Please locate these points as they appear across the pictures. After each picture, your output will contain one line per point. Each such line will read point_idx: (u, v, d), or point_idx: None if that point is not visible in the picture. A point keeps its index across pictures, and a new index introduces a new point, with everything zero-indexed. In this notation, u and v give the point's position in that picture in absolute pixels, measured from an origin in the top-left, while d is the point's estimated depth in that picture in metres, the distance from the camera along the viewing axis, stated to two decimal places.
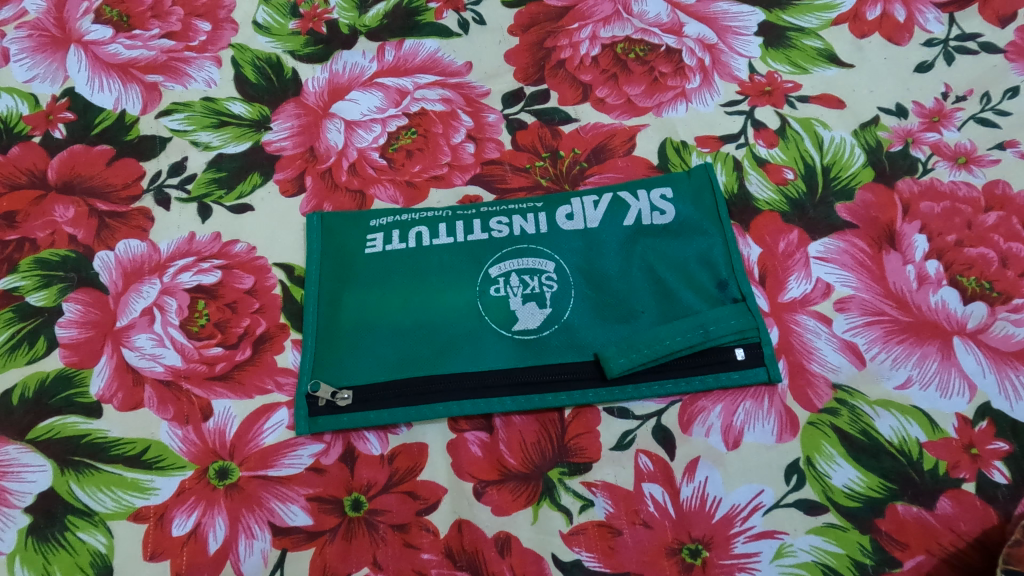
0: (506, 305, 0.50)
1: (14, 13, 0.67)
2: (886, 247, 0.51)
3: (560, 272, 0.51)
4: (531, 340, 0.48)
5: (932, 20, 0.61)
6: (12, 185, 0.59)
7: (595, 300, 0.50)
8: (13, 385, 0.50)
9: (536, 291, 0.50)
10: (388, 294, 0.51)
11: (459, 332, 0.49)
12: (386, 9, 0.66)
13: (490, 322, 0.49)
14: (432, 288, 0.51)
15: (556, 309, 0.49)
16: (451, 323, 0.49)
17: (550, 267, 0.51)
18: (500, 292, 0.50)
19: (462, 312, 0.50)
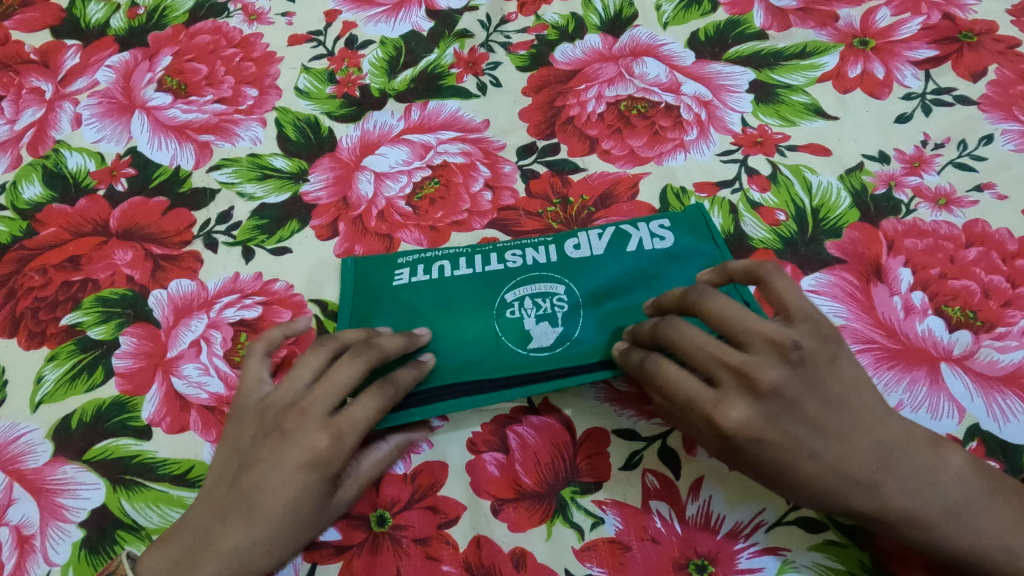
0: (521, 326, 0.54)
1: (87, 84, 0.76)
2: (874, 280, 0.55)
3: (570, 295, 0.55)
4: (546, 356, 0.52)
5: (909, 77, 0.67)
6: (78, 232, 0.66)
7: (604, 318, 0.54)
8: (74, 411, 0.55)
9: (549, 311, 0.54)
10: (414, 319, 0.56)
11: (479, 349, 0.53)
12: (413, 75, 0.74)
13: (507, 341, 0.53)
14: (455, 311, 0.55)
15: (568, 327, 0.54)
16: (471, 343, 0.54)
17: (561, 290, 0.55)
18: (516, 315, 0.55)
19: (482, 332, 0.54)
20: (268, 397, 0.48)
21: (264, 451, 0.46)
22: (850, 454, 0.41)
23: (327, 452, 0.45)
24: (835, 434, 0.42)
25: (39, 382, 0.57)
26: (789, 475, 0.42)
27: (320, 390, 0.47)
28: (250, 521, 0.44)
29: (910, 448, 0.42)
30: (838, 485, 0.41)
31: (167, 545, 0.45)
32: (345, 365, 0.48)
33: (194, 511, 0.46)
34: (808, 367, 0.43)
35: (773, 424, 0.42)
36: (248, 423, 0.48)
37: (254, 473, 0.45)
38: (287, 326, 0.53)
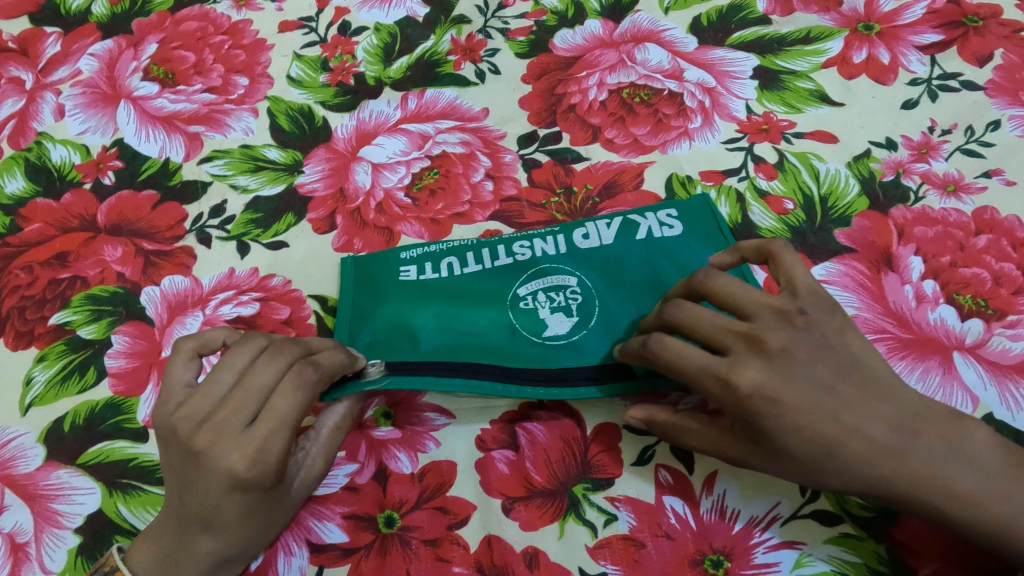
0: (535, 316, 0.53)
1: (69, 73, 0.73)
2: (884, 269, 0.54)
3: (583, 286, 0.54)
4: (561, 344, 0.52)
5: (915, 62, 0.66)
6: (64, 228, 0.63)
7: (619, 308, 0.53)
8: (66, 413, 0.53)
9: (563, 304, 0.53)
10: (426, 310, 0.54)
11: (493, 338, 0.52)
12: (409, 62, 0.72)
13: (521, 331, 0.52)
14: (466, 305, 0.54)
15: (583, 317, 0.53)
16: (485, 333, 0.53)
17: (573, 281, 0.54)
18: (529, 306, 0.53)
19: (496, 324, 0.53)
20: (175, 415, 0.43)
21: (191, 467, 0.42)
22: (872, 418, 0.41)
23: (263, 456, 0.42)
24: (853, 400, 0.41)
25: (29, 384, 0.55)
26: (806, 440, 0.41)
27: (236, 400, 0.43)
28: (210, 531, 0.42)
29: (933, 417, 0.42)
30: (864, 449, 0.40)
31: (143, 545, 0.43)
32: (262, 366, 0.44)
33: (153, 525, 0.44)
34: (812, 331, 0.43)
35: (789, 383, 0.41)
36: (166, 442, 0.43)
37: (190, 489, 0.42)
38: (231, 334, 0.49)
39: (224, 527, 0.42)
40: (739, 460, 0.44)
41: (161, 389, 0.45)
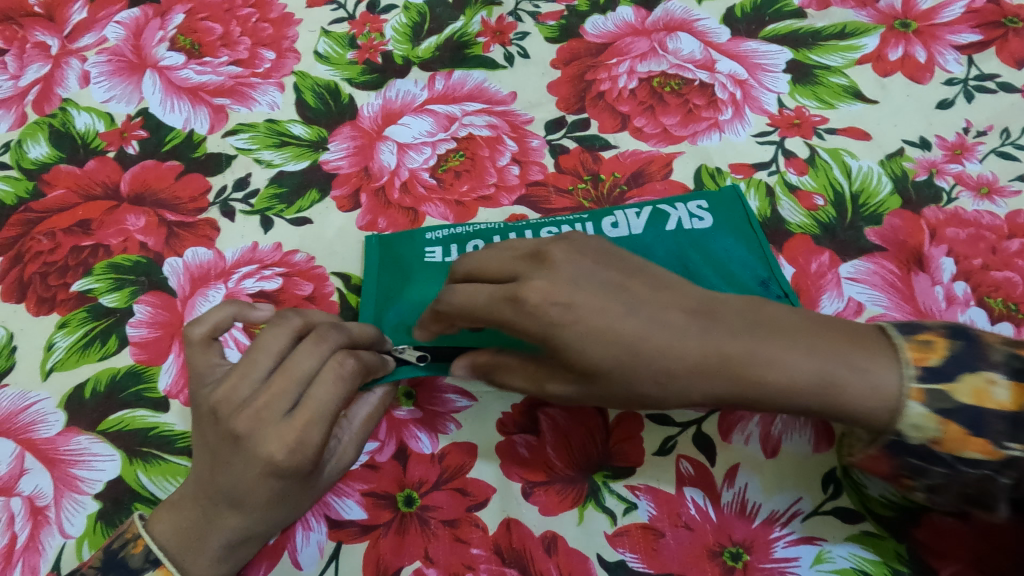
0: None
1: (95, 41, 0.73)
2: (914, 269, 0.54)
3: None
4: None
5: (951, 61, 0.65)
6: (87, 195, 0.63)
7: None
8: (87, 380, 0.53)
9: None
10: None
11: None
12: (438, 43, 0.71)
13: None
14: None
15: None
16: None
17: None
18: None
19: None
20: (214, 394, 0.43)
21: (226, 446, 0.42)
22: (668, 308, 0.42)
23: (300, 444, 0.41)
24: (653, 303, 0.43)
25: (50, 350, 0.55)
26: (609, 349, 0.41)
27: (276, 385, 0.42)
28: (238, 509, 0.42)
29: (733, 303, 0.43)
30: (669, 334, 0.41)
31: (171, 511, 0.43)
32: (305, 353, 0.43)
33: (181, 494, 0.44)
34: (570, 248, 0.47)
35: (575, 286, 0.43)
36: (203, 419, 0.43)
37: (224, 467, 0.42)
38: (242, 309, 0.49)
39: (252, 507, 0.42)
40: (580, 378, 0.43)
41: (191, 375, 0.46)
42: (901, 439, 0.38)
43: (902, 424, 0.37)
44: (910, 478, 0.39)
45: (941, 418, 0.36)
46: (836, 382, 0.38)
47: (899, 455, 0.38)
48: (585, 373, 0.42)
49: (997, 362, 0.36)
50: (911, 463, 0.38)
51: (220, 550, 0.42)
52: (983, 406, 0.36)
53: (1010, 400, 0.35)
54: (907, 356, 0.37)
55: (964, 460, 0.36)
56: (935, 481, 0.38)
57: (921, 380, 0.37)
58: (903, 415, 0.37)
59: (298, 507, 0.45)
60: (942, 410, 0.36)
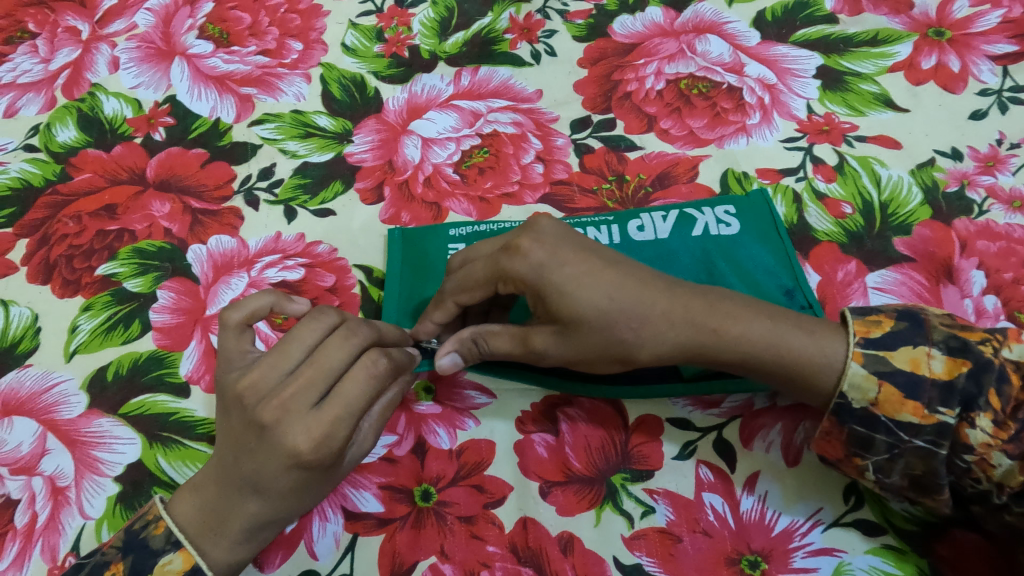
0: None
1: (125, 27, 0.73)
2: (943, 281, 0.53)
3: None
4: None
5: (986, 72, 0.64)
6: (113, 180, 0.64)
7: None
8: (110, 363, 0.54)
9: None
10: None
11: None
12: (465, 38, 0.71)
13: None
14: None
15: None
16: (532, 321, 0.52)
17: None
18: None
19: None
20: (242, 381, 0.43)
21: (252, 433, 0.42)
22: (641, 271, 0.46)
23: (328, 436, 0.41)
24: (627, 266, 0.46)
25: (74, 332, 0.56)
26: (594, 301, 0.44)
27: (306, 376, 0.43)
28: (259, 497, 0.42)
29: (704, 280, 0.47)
30: (641, 288, 0.45)
31: (192, 495, 0.43)
32: (336, 346, 0.44)
33: (202, 478, 0.44)
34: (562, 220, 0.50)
35: (563, 241, 0.46)
36: (229, 404, 0.43)
37: (248, 454, 0.42)
38: (281, 300, 0.49)
39: (274, 496, 0.42)
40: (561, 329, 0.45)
41: (220, 359, 0.46)
42: (845, 402, 0.41)
43: (845, 384, 0.41)
44: (860, 456, 0.42)
45: (880, 380, 0.40)
46: (789, 346, 0.42)
47: (845, 424, 0.41)
48: (569, 323, 0.45)
49: (937, 340, 0.40)
50: (856, 433, 0.41)
51: (239, 534, 0.42)
52: (919, 373, 0.40)
53: (944, 370, 0.39)
54: (855, 329, 0.41)
55: (902, 426, 0.40)
56: (880, 455, 0.41)
57: (863, 347, 0.41)
58: (845, 377, 0.41)
59: (318, 498, 0.45)
60: (880, 373, 0.40)
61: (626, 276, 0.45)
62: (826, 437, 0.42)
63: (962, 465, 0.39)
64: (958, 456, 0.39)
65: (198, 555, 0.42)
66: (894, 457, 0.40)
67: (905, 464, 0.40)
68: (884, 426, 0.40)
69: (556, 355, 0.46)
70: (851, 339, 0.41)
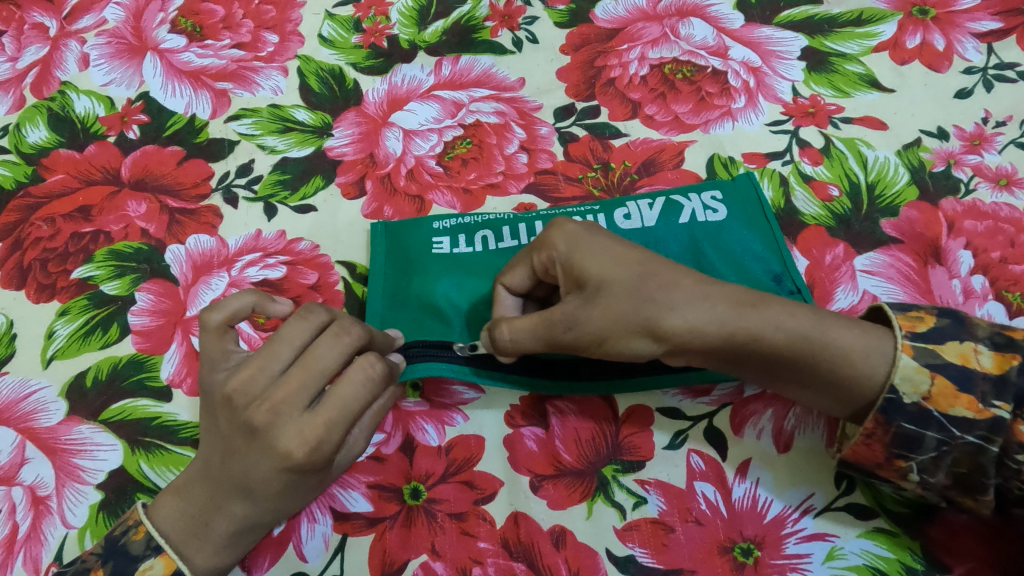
0: None
1: (94, 22, 0.71)
2: (931, 262, 0.53)
3: None
4: None
5: (971, 50, 0.63)
6: (87, 180, 0.62)
7: None
8: (89, 368, 0.53)
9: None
10: (463, 288, 0.53)
11: None
12: (444, 27, 0.70)
13: None
14: None
15: None
16: None
17: None
18: None
19: None
20: (232, 382, 0.42)
21: (242, 435, 0.41)
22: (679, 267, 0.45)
23: (320, 441, 0.40)
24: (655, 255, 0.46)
25: (50, 338, 0.54)
26: (623, 267, 0.44)
27: (297, 377, 0.41)
28: (247, 499, 0.41)
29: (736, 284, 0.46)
30: (679, 276, 0.43)
31: (175, 498, 0.42)
32: (328, 346, 0.42)
33: (184, 481, 0.43)
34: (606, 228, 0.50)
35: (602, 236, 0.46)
36: (218, 406, 0.42)
37: (237, 457, 0.41)
38: (262, 300, 0.47)
39: (263, 498, 0.41)
40: (596, 320, 0.43)
41: (203, 360, 0.44)
42: (896, 397, 0.39)
43: (896, 376, 0.39)
44: (905, 457, 0.40)
45: (932, 372, 0.39)
46: (836, 339, 0.40)
47: (894, 422, 0.39)
48: (598, 289, 0.43)
49: (982, 337, 0.39)
50: (906, 431, 0.39)
51: (224, 537, 0.42)
52: (970, 367, 0.38)
53: (993, 364, 0.38)
54: (900, 325, 0.40)
55: (955, 422, 0.38)
56: (927, 454, 0.39)
57: (911, 339, 0.40)
58: (895, 368, 0.39)
59: (306, 499, 0.44)
60: (932, 366, 0.39)
61: (664, 264, 0.44)
62: (868, 440, 0.41)
63: (1014, 466, 0.38)
64: (1009, 456, 0.38)
65: (181, 558, 0.41)
66: (942, 456, 0.39)
67: (952, 463, 0.39)
68: (937, 422, 0.39)
69: (581, 324, 0.43)
70: (898, 333, 0.40)
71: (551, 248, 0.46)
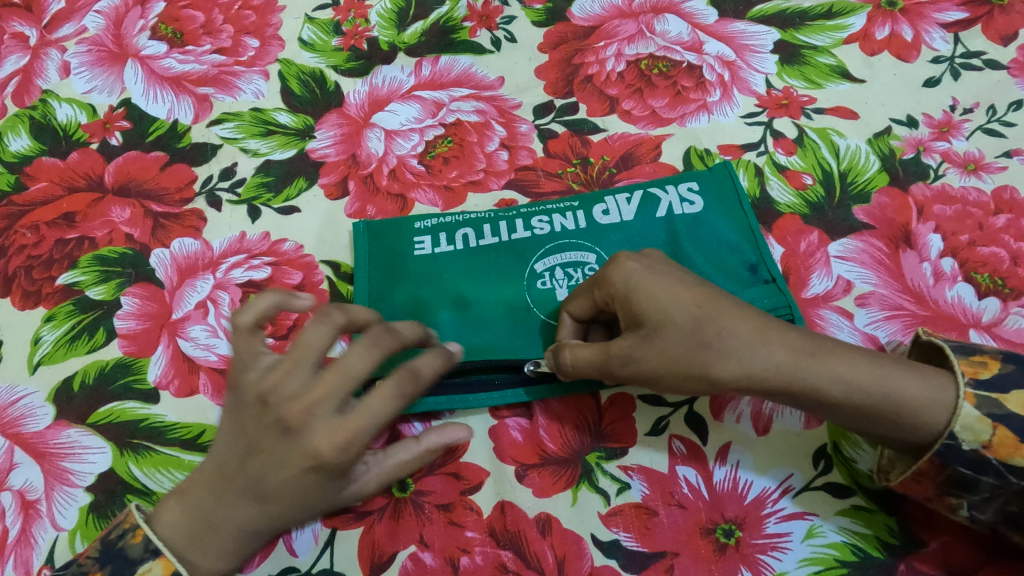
0: (553, 297, 0.53)
1: (74, 30, 0.71)
2: (902, 246, 0.54)
3: (602, 264, 0.54)
4: None
5: (938, 39, 0.65)
6: (70, 188, 0.62)
7: None
8: (76, 373, 0.53)
9: (580, 281, 0.53)
10: (446, 288, 0.54)
11: (508, 320, 0.52)
12: (424, 28, 0.71)
13: (538, 313, 0.52)
14: (483, 281, 0.54)
15: None
16: (503, 314, 0.53)
17: (592, 259, 0.54)
18: (547, 286, 0.54)
19: (510, 303, 0.53)
20: (263, 385, 0.41)
21: (266, 440, 0.41)
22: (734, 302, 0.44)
23: (334, 454, 0.39)
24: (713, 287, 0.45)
25: (37, 344, 0.55)
26: (681, 307, 0.43)
27: (326, 384, 0.40)
28: (259, 503, 0.41)
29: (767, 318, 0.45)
30: (735, 317, 0.42)
31: (179, 503, 0.43)
32: (357, 355, 0.40)
33: (190, 487, 0.43)
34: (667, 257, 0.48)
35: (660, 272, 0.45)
36: (245, 408, 0.41)
37: (255, 462, 0.41)
38: (287, 297, 0.46)
39: (277, 504, 0.41)
40: (651, 361, 0.43)
41: (235, 359, 0.43)
42: (954, 444, 0.38)
43: (956, 424, 0.38)
44: (956, 495, 0.40)
45: (994, 423, 0.38)
46: (895, 389, 0.39)
47: (949, 466, 0.39)
48: (654, 328, 0.43)
49: None
50: (962, 475, 0.39)
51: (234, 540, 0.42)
52: None
53: None
54: (962, 370, 0.40)
55: (1014, 470, 0.37)
56: (981, 495, 0.39)
57: (973, 387, 0.39)
58: (957, 417, 0.38)
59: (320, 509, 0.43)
60: (995, 416, 0.38)
61: (722, 301, 0.43)
62: (919, 478, 0.40)
63: None
64: None
65: (179, 558, 0.41)
66: (995, 497, 0.38)
67: (1004, 503, 0.38)
68: (994, 469, 0.38)
69: (636, 361, 0.44)
70: (959, 379, 0.39)
71: (608, 285, 0.45)
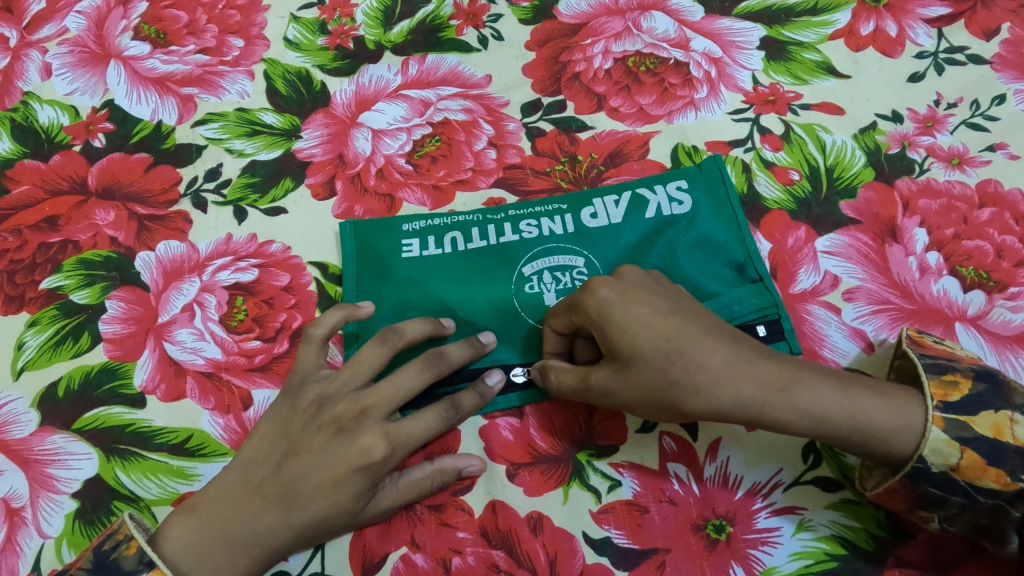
0: (541, 301, 0.53)
1: (56, 31, 0.71)
2: (889, 240, 0.55)
3: (590, 267, 0.54)
4: None
5: (922, 35, 0.65)
6: (53, 191, 0.61)
7: None
8: (60, 378, 0.52)
9: (569, 285, 0.54)
10: (434, 293, 0.54)
11: (496, 325, 0.52)
12: (410, 27, 0.70)
13: (526, 317, 0.52)
14: (471, 285, 0.54)
15: None
16: (491, 319, 0.53)
17: (580, 262, 0.55)
18: (535, 289, 0.53)
19: (499, 307, 0.53)
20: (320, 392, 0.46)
21: (313, 444, 0.45)
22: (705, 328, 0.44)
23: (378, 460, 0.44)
24: (685, 309, 0.44)
25: (21, 349, 0.54)
26: (652, 341, 0.42)
27: (383, 393, 0.46)
28: (282, 510, 0.43)
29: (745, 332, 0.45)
30: (706, 348, 0.42)
31: (189, 518, 0.43)
32: (413, 373, 0.47)
33: (203, 502, 0.44)
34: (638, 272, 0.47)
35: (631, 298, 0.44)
36: (299, 412, 0.46)
37: (293, 467, 0.44)
38: (351, 310, 0.50)
39: (300, 515, 0.43)
40: (628, 393, 0.44)
41: (297, 368, 0.48)
42: (924, 467, 0.39)
43: (926, 449, 0.39)
44: (927, 509, 0.41)
45: (962, 446, 0.39)
46: (865, 420, 0.40)
47: (920, 485, 0.40)
48: (627, 361, 0.43)
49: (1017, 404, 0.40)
50: (930, 494, 0.40)
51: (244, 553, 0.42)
52: (1002, 440, 0.39)
53: None
54: (932, 392, 0.40)
55: (981, 490, 0.39)
56: (950, 510, 0.40)
57: (943, 411, 0.39)
58: (926, 441, 0.39)
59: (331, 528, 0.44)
60: (963, 439, 0.39)
61: (694, 330, 0.43)
62: (892, 493, 0.41)
63: None
64: None
65: (176, 573, 0.41)
66: (963, 513, 0.40)
67: (972, 516, 0.40)
68: (962, 489, 0.39)
69: (614, 393, 0.44)
70: (930, 403, 0.40)
71: (582, 314, 0.44)
